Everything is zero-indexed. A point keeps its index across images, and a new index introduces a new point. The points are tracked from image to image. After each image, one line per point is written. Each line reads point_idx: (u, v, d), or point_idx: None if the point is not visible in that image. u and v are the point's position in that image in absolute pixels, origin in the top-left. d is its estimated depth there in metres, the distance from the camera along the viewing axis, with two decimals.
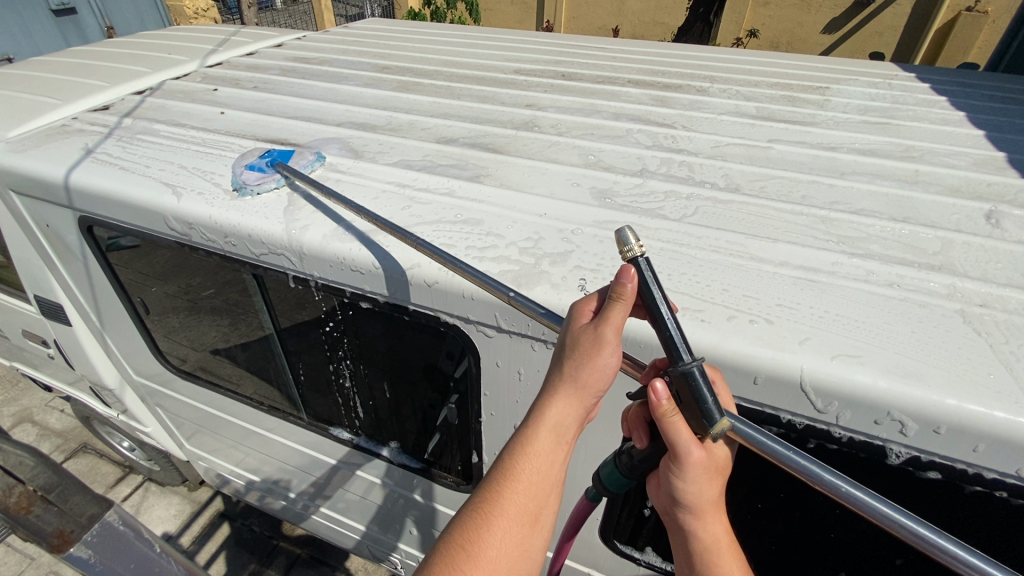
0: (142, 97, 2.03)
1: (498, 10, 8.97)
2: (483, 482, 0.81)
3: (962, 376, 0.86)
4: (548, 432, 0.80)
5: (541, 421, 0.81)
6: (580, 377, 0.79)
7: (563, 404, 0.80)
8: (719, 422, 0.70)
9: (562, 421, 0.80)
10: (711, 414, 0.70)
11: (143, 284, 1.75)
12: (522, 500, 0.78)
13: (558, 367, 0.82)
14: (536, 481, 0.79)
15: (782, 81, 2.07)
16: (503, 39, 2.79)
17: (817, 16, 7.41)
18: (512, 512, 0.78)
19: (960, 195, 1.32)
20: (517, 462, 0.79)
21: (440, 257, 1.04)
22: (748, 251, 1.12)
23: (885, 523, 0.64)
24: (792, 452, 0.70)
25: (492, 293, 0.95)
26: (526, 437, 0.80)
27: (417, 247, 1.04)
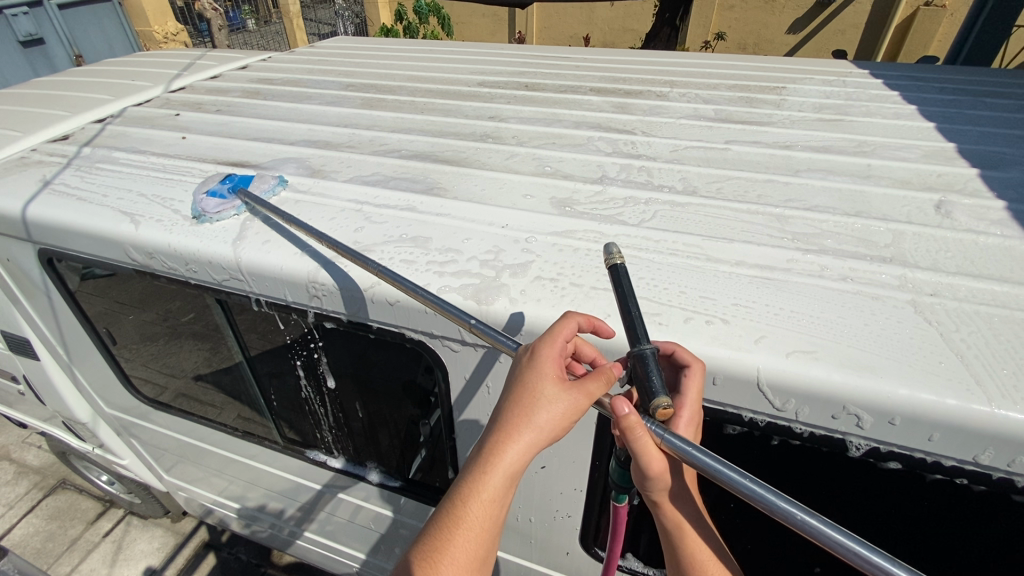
0: (103, 125, 2.00)
1: (470, 23, 9.03)
2: (434, 523, 0.82)
3: (913, 366, 0.87)
4: (504, 479, 0.81)
5: (493, 469, 0.81)
6: (540, 430, 0.81)
7: (521, 454, 0.81)
8: (659, 398, 0.74)
9: (518, 466, 0.81)
10: (655, 391, 0.75)
11: (116, 313, 1.73)
12: (472, 542, 0.82)
13: (523, 417, 0.81)
14: (487, 523, 0.82)
15: (740, 83, 2.11)
16: (467, 53, 2.81)
17: (782, 17, 7.57)
18: (462, 557, 0.81)
19: (911, 187, 1.35)
20: (470, 507, 0.81)
21: (399, 278, 1.04)
22: (705, 252, 1.13)
23: (846, 556, 0.64)
24: (747, 478, 0.70)
25: (454, 320, 0.96)
26: (482, 484, 0.81)
27: (377, 271, 1.04)
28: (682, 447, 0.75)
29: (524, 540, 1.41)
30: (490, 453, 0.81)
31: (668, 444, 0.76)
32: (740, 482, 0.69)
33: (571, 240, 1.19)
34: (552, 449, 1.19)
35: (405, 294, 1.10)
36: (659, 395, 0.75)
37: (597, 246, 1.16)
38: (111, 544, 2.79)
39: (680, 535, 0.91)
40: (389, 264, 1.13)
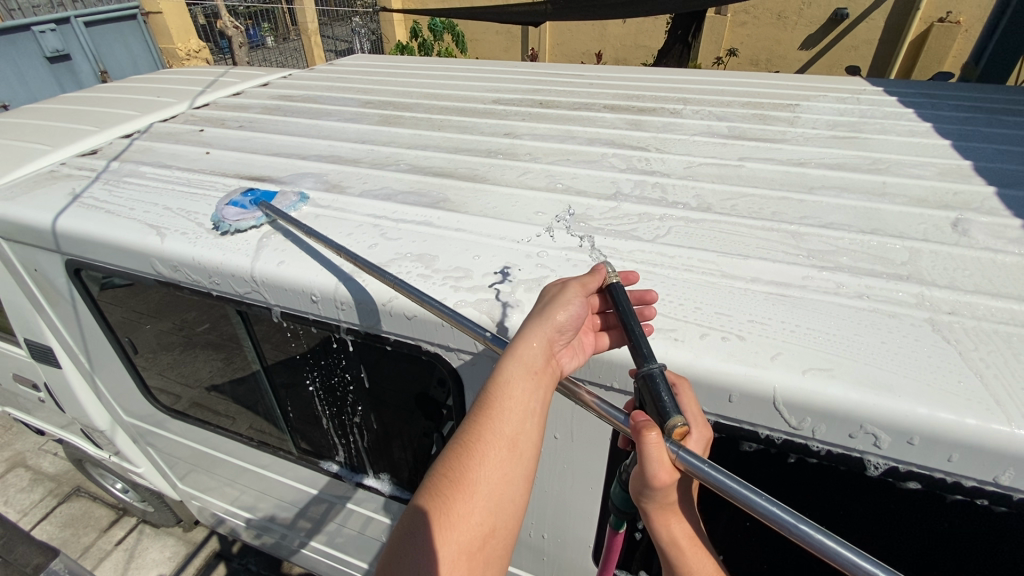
0: (130, 140, 2.07)
1: (483, 40, 9.18)
2: (461, 430, 0.83)
3: (931, 385, 0.86)
4: (521, 362, 0.85)
5: (516, 363, 0.85)
6: (551, 310, 0.90)
7: (535, 332, 0.87)
8: (675, 419, 0.75)
9: (534, 346, 0.87)
10: (668, 411, 0.76)
11: (135, 322, 1.77)
12: (501, 429, 0.82)
13: (530, 316, 0.90)
14: (514, 411, 0.83)
15: (753, 101, 2.13)
16: (482, 70, 2.87)
17: (794, 33, 7.61)
18: (493, 443, 0.81)
19: (927, 205, 1.35)
20: (497, 393, 0.83)
21: (414, 290, 1.06)
22: (721, 269, 1.14)
23: None
24: (760, 497, 0.69)
25: (470, 333, 0.97)
26: (504, 366, 0.85)
27: (394, 284, 1.06)
28: (694, 464, 0.74)
29: (535, 556, 1.41)
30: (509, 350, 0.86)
31: (682, 460, 0.75)
32: (759, 505, 0.68)
33: (585, 255, 1.20)
34: (565, 465, 1.19)
35: (421, 308, 1.12)
36: (675, 416, 0.75)
37: (612, 261, 1.18)
38: (124, 553, 2.81)
39: (676, 551, 0.90)
40: (406, 279, 1.15)
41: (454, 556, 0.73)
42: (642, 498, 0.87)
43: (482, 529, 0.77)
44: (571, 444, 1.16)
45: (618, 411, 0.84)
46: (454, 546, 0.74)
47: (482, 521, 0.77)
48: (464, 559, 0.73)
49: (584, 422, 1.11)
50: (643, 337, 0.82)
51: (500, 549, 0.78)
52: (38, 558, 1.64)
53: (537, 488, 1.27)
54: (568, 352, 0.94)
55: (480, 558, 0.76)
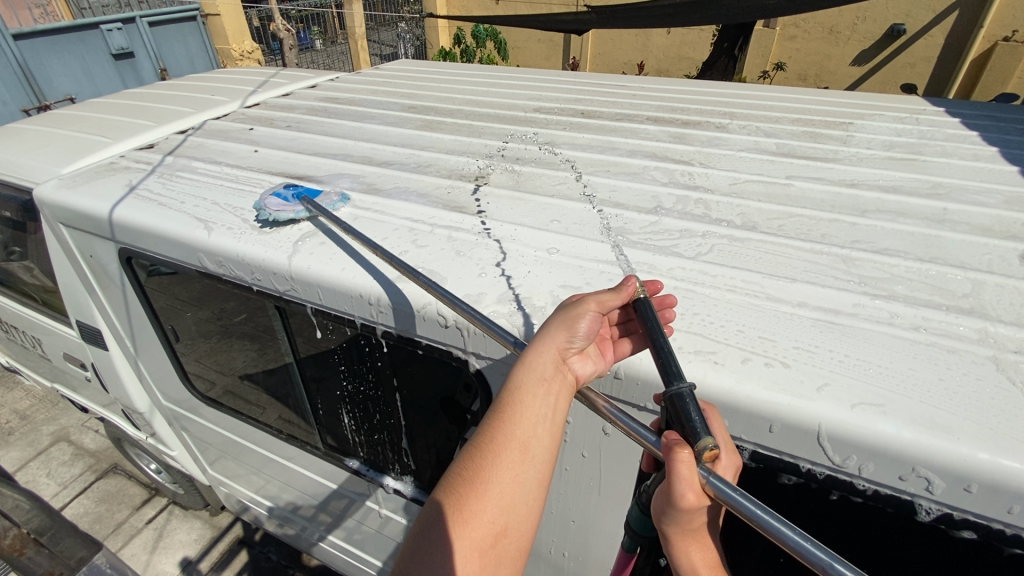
0: (185, 136, 2.15)
1: (525, 48, 9.24)
2: (477, 431, 0.82)
3: (995, 429, 0.80)
4: (535, 366, 0.84)
5: (526, 369, 0.84)
6: (566, 318, 0.88)
7: (549, 337, 0.86)
8: (705, 441, 0.70)
9: (548, 354, 0.85)
10: (697, 432, 0.72)
11: (177, 310, 1.83)
12: (514, 432, 0.80)
13: (539, 327, 0.89)
14: (528, 414, 0.81)
15: (804, 117, 2.06)
16: (525, 79, 2.88)
17: (846, 48, 7.37)
18: (505, 443, 0.79)
19: (992, 235, 1.27)
20: (511, 397, 0.82)
21: (447, 293, 1.06)
22: (767, 291, 1.10)
23: None
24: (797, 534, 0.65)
25: (498, 340, 0.96)
26: (518, 370, 0.84)
27: (426, 286, 1.07)
28: (724, 491, 0.70)
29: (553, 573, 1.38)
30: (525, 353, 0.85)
31: (712, 486, 0.71)
32: (795, 541, 0.64)
33: (622, 270, 1.18)
34: (592, 482, 1.16)
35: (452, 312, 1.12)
36: (704, 437, 0.71)
37: (651, 277, 1.15)
38: (153, 532, 2.91)
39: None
40: (441, 283, 1.15)
41: (463, 551, 0.73)
42: (664, 522, 0.82)
43: (493, 528, 0.75)
44: (599, 462, 1.13)
45: (648, 431, 0.80)
46: (465, 542, 0.73)
47: (493, 521, 0.76)
48: (474, 556, 0.73)
49: (614, 441, 1.08)
50: (671, 354, 0.80)
51: (511, 550, 0.76)
52: (83, 552, 1.57)
53: (560, 503, 1.24)
54: (585, 361, 0.91)
55: (491, 556, 0.74)
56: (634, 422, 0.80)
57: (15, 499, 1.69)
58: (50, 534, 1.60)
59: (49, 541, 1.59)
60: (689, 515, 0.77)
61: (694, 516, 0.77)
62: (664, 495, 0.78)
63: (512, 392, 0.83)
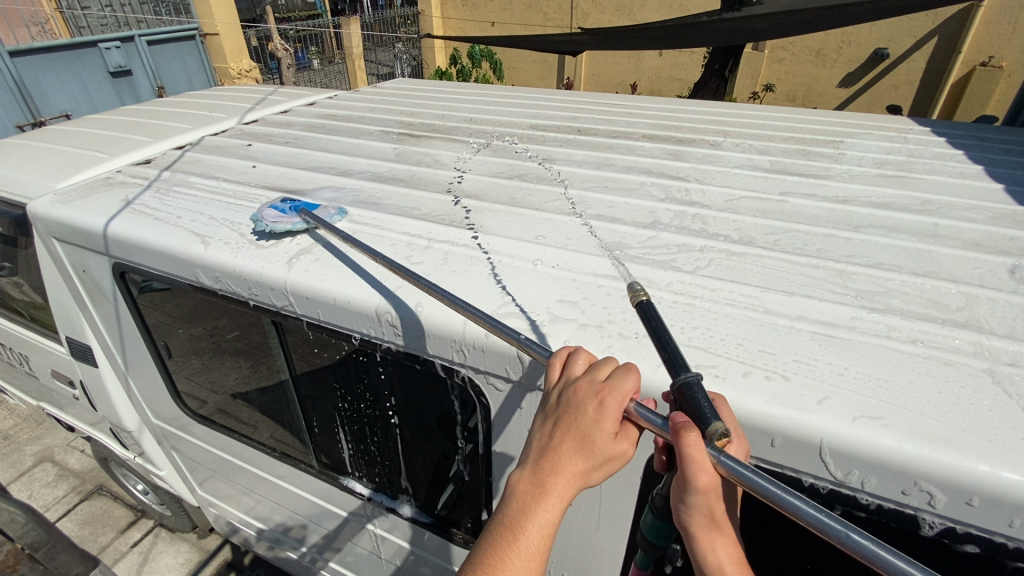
0: (182, 152, 2.15)
1: (520, 68, 9.41)
2: (499, 522, 0.81)
3: (993, 441, 0.81)
4: (573, 472, 0.79)
5: (562, 463, 0.80)
6: (607, 429, 0.79)
7: (591, 447, 0.79)
8: (717, 425, 0.71)
9: (586, 464, 0.80)
10: (707, 418, 0.72)
11: (169, 326, 1.81)
12: (536, 534, 0.79)
13: (578, 428, 0.79)
14: (552, 522, 0.80)
15: (796, 136, 2.11)
16: (522, 98, 2.92)
17: (833, 70, 7.58)
18: (528, 546, 0.79)
19: (982, 249, 1.29)
20: (542, 502, 0.79)
21: (448, 296, 1.07)
22: (766, 305, 1.10)
23: None
24: (811, 507, 0.65)
25: (501, 337, 0.96)
26: (552, 471, 0.80)
27: (427, 288, 1.08)
28: (736, 470, 0.69)
29: None
30: (563, 455, 0.80)
31: (723, 466, 0.70)
32: (809, 512, 0.64)
33: (620, 284, 1.18)
34: (592, 497, 1.14)
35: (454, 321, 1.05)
36: (714, 421, 0.71)
37: (649, 292, 1.15)
38: (138, 556, 2.83)
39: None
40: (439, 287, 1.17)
41: None
42: (682, 514, 0.79)
43: None
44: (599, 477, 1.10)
45: (655, 415, 0.79)
46: None
47: None
48: None
49: None
50: (676, 347, 0.79)
51: None
52: (78, 567, 1.67)
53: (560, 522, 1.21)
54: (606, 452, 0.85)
55: None
56: (650, 413, 0.79)
57: (10, 512, 1.68)
58: (48, 548, 1.65)
59: (44, 556, 1.63)
60: (707, 500, 0.74)
61: (711, 500, 0.74)
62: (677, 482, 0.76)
63: (547, 495, 0.80)
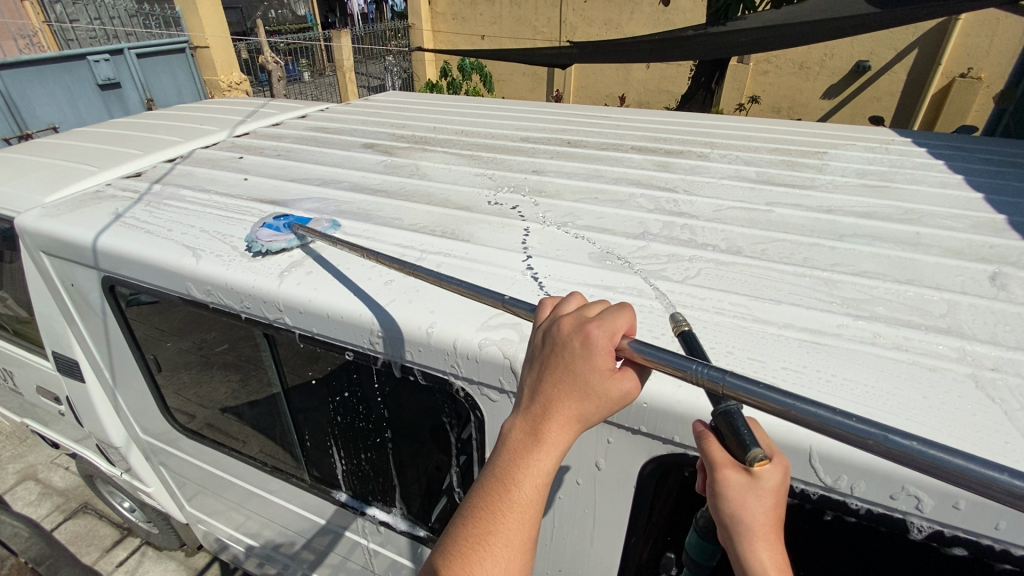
0: (172, 165, 2.15)
1: (510, 81, 9.50)
2: (494, 471, 0.80)
3: (977, 445, 0.82)
4: (564, 412, 0.79)
5: (553, 404, 0.79)
6: (596, 364, 0.77)
7: (581, 386, 0.78)
8: (755, 451, 0.67)
9: (577, 405, 0.78)
10: (747, 444, 0.68)
11: (157, 340, 1.79)
12: (530, 480, 0.78)
13: (567, 367, 0.78)
14: (546, 465, 0.78)
15: (781, 147, 2.15)
16: (513, 110, 2.96)
17: (817, 82, 7.74)
18: (524, 492, 0.78)
19: (963, 257, 1.33)
20: (535, 447, 0.79)
21: (435, 276, 1.12)
22: (756, 314, 1.12)
23: (954, 477, 0.59)
24: (825, 412, 0.65)
25: (485, 300, 0.99)
26: (544, 415, 0.79)
27: (413, 271, 1.12)
28: (748, 390, 0.68)
29: None
30: (553, 396, 0.79)
31: (733, 387, 0.69)
32: (828, 418, 0.64)
33: (612, 294, 1.20)
34: (586, 508, 1.13)
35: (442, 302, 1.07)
36: (753, 446, 0.68)
37: (641, 301, 1.17)
38: None
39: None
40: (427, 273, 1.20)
41: None
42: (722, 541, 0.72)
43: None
44: (592, 487, 1.10)
45: (653, 346, 0.76)
46: None
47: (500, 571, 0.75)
48: None
49: (608, 466, 1.06)
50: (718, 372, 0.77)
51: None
52: None
53: (554, 534, 1.21)
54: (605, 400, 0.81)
55: None
56: (651, 347, 0.75)
57: None
58: None
59: None
60: (744, 517, 0.69)
61: (749, 518, 0.69)
62: (710, 496, 0.72)
63: (539, 438, 0.79)
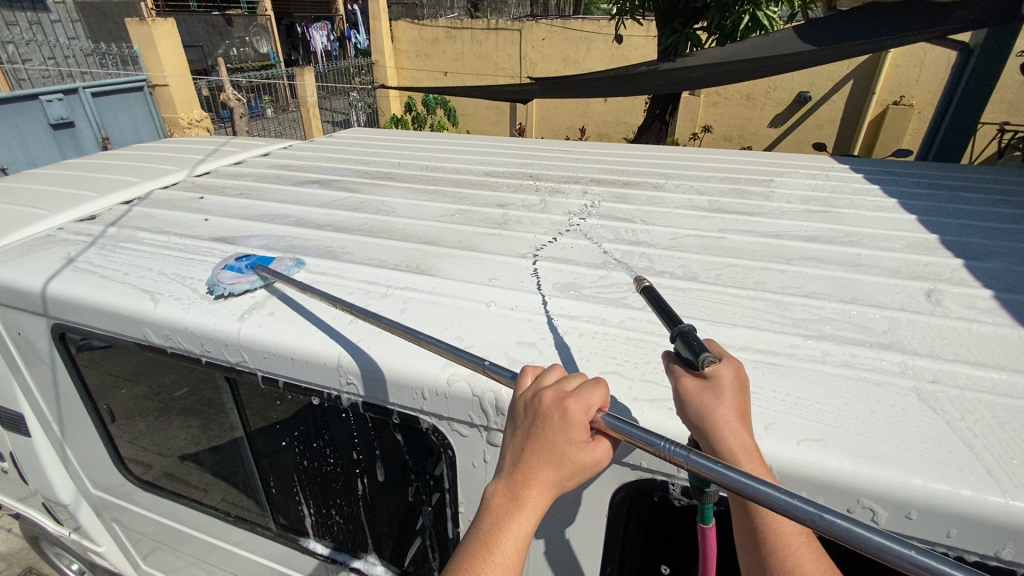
0: (129, 206, 2.10)
1: (474, 114, 9.71)
2: (472, 538, 0.81)
3: (922, 455, 0.87)
4: (543, 482, 0.80)
5: (531, 474, 0.81)
6: (573, 437, 0.80)
7: (559, 457, 0.80)
8: (704, 354, 0.83)
9: (555, 474, 0.81)
10: (697, 355, 0.84)
11: (110, 387, 1.72)
12: (508, 549, 0.79)
13: (546, 438, 0.81)
14: (524, 535, 0.79)
15: (731, 176, 2.27)
16: (476, 145, 3.03)
17: (764, 112, 8.20)
18: (501, 561, 0.78)
19: (901, 276, 1.42)
20: (513, 516, 0.80)
21: (411, 332, 1.08)
22: (713, 338, 1.17)
23: (891, 561, 0.60)
24: (778, 491, 0.67)
25: (465, 364, 0.97)
26: (522, 484, 0.81)
27: (389, 326, 1.10)
28: (707, 466, 0.70)
29: None
30: (532, 466, 0.81)
31: (695, 463, 0.71)
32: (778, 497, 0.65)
33: (576, 323, 1.23)
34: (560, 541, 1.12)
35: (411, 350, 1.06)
36: (703, 354, 0.83)
37: (604, 329, 1.20)
38: None
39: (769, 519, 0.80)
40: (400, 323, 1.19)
41: None
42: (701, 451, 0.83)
43: None
44: (564, 520, 1.08)
45: (627, 423, 0.79)
46: None
47: None
48: None
49: (579, 497, 1.06)
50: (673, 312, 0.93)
51: None
52: None
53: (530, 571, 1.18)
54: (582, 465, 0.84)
55: None
56: (625, 423, 0.78)
57: None
58: None
59: None
60: (715, 418, 0.81)
61: (719, 418, 0.81)
62: (681, 412, 0.86)
63: (519, 506, 0.80)
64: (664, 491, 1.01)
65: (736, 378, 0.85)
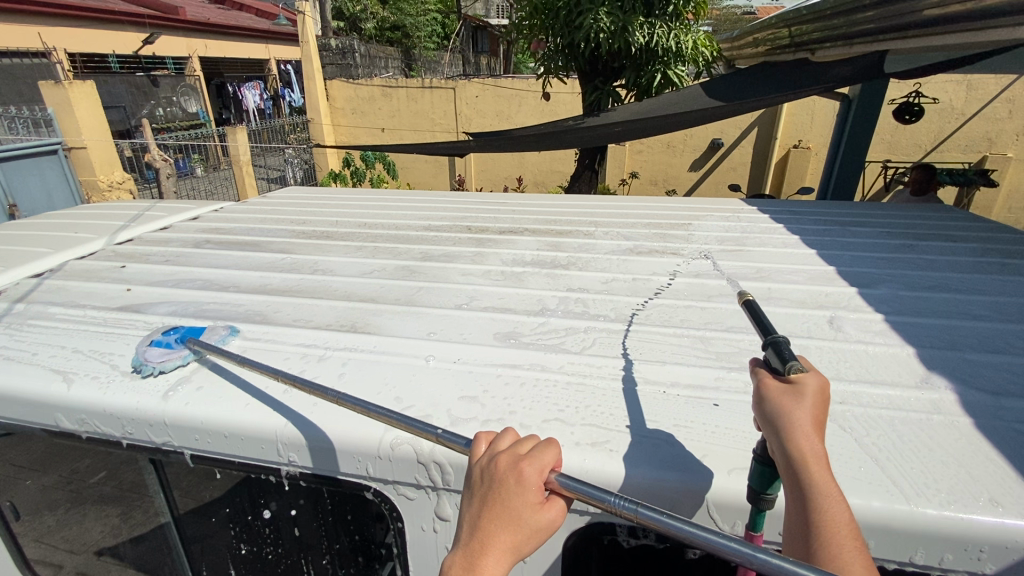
0: (39, 279, 1.97)
1: (413, 168, 9.88)
2: None
3: (837, 473, 0.95)
4: (501, 550, 0.80)
5: (488, 543, 0.81)
6: (529, 501, 0.81)
7: (515, 522, 0.81)
8: (795, 363, 0.84)
9: (512, 540, 0.81)
10: (789, 364, 0.85)
11: (13, 477, 1.52)
12: None
13: (503, 504, 0.81)
14: None
15: (655, 221, 2.45)
16: (414, 200, 3.09)
17: (684, 158, 8.90)
18: None
19: (806, 306, 1.57)
20: None
21: (359, 403, 1.05)
22: (646, 376, 1.23)
23: None
24: (720, 536, 0.70)
25: (417, 434, 0.94)
26: (479, 552, 0.81)
27: (335, 398, 1.05)
28: (656, 518, 0.73)
29: None
30: (489, 533, 0.81)
31: (645, 516, 0.74)
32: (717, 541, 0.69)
33: (518, 372, 1.26)
34: None
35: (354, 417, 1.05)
36: (792, 361, 0.85)
37: (545, 376, 1.24)
38: None
39: (830, 537, 0.73)
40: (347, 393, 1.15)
41: None
42: (771, 453, 0.81)
43: None
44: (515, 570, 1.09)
45: (577, 482, 0.81)
46: None
47: None
48: None
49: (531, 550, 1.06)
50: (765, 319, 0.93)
51: None
52: None
53: None
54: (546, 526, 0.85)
55: None
56: (575, 482, 0.80)
57: None
58: None
59: None
60: (790, 417, 0.80)
61: (795, 418, 0.80)
62: (760, 412, 0.85)
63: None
64: (613, 534, 1.03)
65: (823, 390, 0.83)
